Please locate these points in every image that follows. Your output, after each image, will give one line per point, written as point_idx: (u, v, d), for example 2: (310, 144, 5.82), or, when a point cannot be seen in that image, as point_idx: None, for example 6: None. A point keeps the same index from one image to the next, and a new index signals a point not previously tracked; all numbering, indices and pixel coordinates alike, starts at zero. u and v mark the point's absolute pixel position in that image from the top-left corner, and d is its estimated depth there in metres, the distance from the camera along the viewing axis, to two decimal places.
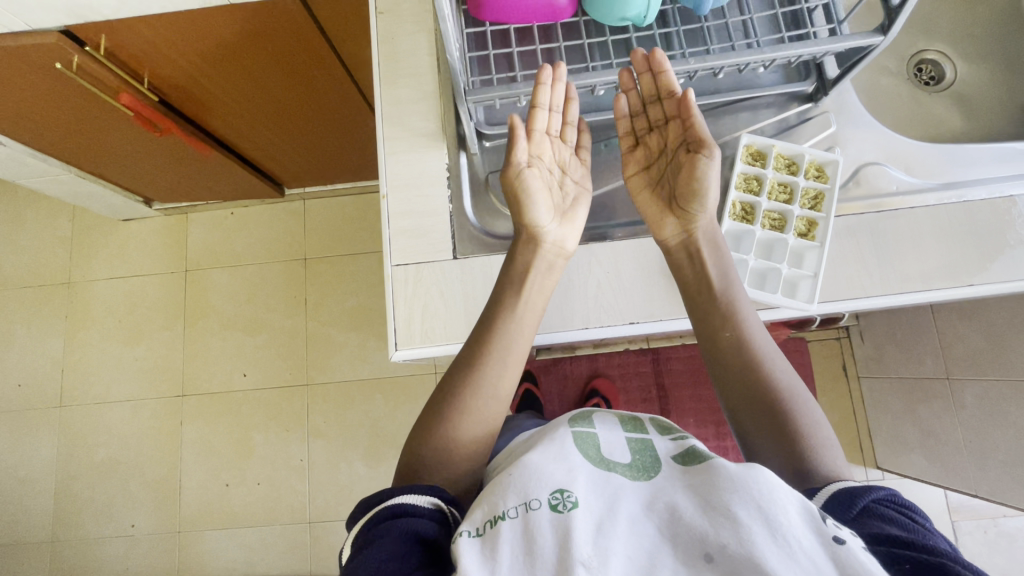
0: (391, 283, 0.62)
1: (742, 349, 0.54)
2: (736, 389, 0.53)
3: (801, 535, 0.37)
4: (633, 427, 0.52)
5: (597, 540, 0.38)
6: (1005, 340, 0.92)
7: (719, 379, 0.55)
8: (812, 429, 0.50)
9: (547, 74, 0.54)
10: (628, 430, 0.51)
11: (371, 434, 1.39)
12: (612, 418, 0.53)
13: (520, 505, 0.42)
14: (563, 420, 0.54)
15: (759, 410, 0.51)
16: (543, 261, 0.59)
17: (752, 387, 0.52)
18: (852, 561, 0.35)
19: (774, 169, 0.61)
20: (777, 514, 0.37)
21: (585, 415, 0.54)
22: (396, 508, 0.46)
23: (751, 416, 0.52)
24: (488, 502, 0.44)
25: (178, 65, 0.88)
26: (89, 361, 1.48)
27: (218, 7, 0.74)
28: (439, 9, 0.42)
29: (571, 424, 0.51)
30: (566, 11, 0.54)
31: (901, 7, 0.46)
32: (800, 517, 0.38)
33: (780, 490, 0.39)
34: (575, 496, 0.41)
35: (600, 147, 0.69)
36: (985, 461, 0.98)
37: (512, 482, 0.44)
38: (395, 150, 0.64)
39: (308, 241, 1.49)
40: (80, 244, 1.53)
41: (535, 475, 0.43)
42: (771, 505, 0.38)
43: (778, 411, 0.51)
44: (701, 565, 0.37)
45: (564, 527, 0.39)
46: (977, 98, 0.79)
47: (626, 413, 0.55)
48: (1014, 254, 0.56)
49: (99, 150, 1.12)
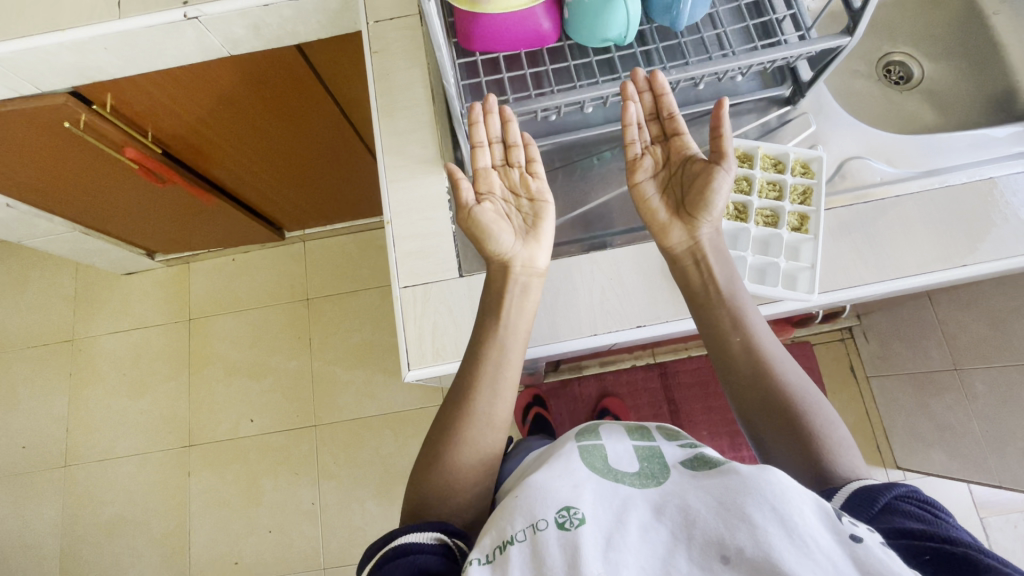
0: (399, 305, 0.59)
1: (752, 354, 0.54)
2: (750, 392, 0.53)
3: (819, 533, 0.37)
4: (640, 436, 0.53)
5: (606, 555, 0.38)
6: (1008, 323, 0.93)
7: (732, 388, 0.54)
8: (826, 429, 0.50)
9: (478, 109, 0.56)
10: (636, 439, 0.52)
11: (382, 471, 1.37)
12: (620, 429, 0.54)
13: (528, 527, 0.42)
14: (570, 434, 0.54)
15: (765, 409, 0.52)
16: (516, 284, 0.57)
17: (759, 386, 0.53)
18: (870, 559, 0.35)
19: (762, 169, 0.61)
20: (792, 515, 0.37)
21: (592, 428, 0.54)
22: (401, 548, 0.46)
23: (759, 415, 0.52)
24: (497, 527, 0.44)
25: (180, 116, 0.91)
26: (93, 418, 1.47)
27: (221, 58, 0.79)
28: (434, 38, 0.46)
29: (578, 438, 0.52)
30: (550, 36, 0.58)
31: (862, 9, 0.49)
32: (815, 518, 0.38)
33: (793, 490, 0.39)
34: (581, 512, 0.41)
35: (592, 162, 0.67)
36: (1004, 449, 0.97)
37: (519, 505, 0.44)
38: (394, 179, 0.63)
39: (309, 281, 1.51)
40: (83, 301, 1.54)
41: (541, 496, 0.43)
42: (785, 508, 0.38)
43: (786, 406, 0.51)
44: (718, 566, 0.37)
45: (573, 543, 0.39)
46: (946, 94, 0.81)
47: (633, 423, 0.56)
48: (1002, 233, 0.58)
49: (104, 206, 1.15)
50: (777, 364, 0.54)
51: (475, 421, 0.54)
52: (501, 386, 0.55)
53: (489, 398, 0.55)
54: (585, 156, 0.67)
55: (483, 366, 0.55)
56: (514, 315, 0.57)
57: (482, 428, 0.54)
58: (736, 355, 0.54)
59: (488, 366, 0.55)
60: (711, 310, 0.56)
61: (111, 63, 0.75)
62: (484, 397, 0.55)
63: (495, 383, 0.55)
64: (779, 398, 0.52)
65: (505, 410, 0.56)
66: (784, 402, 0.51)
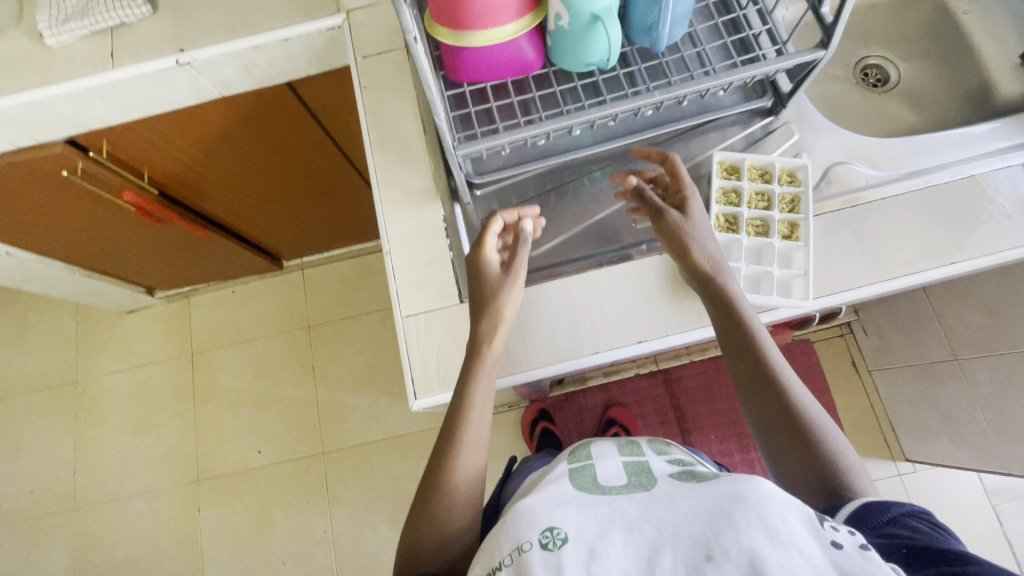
0: (403, 334, 0.60)
1: (768, 374, 0.54)
2: (766, 411, 0.53)
3: (803, 538, 0.38)
4: (630, 453, 0.58)
5: (591, 569, 0.39)
6: (1004, 311, 0.94)
7: (751, 405, 0.55)
8: (837, 456, 0.51)
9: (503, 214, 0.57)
10: (627, 456, 0.58)
11: (393, 494, 1.37)
12: (612, 448, 0.59)
13: (514, 550, 0.43)
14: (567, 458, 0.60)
15: (781, 431, 0.52)
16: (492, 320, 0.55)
17: (778, 409, 0.53)
18: (852, 563, 0.36)
19: (749, 180, 0.62)
20: (775, 521, 0.38)
21: (586, 450, 0.60)
22: None
23: (777, 437, 0.53)
24: (486, 555, 0.45)
25: (175, 157, 0.93)
26: (100, 458, 1.46)
27: (215, 99, 0.81)
28: (424, 81, 0.46)
29: (571, 461, 0.58)
30: (535, 63, 0.60)
31: (835, 22, 0.51)
32: (799, 524, 0.38)
33: (775, 497, 0.40)
34: (565, 531, 0.43)
35: (583, 182, 0.68)
36: (1010, 436, 0.98)
37: (507, 530, 0.46)
38: (391, 209, 0.64)
39: (310, 309, 1.51)
40: (85, 342, 1.54)
41: (528, 518, 0.45)
42: (768, 514, 0.39)
43: (801, 431, 0.52)
44: (703, 566, 0.38)
45: (556, 561, 0.40)
46: (924, 92, 0.82)
47: (625, 442, 0.62)
48: (988, 229, 0.59)
49: (103, 247, 1.16)
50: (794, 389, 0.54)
51: (462, 448, 0.55)
52: (482, 411, 0.56)
53: (473, 423, 0.55)
54: (575, 176, 0.68)
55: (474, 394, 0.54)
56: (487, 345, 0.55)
57: (465, 455, 0.55)
58: (751, 378, 0.54)
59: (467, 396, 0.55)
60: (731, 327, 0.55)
61: (107, 112, 0.77)
62: (474, 424, 0.55)
63: (475, 411, 0.55)
64: (796, 420, 0.52)
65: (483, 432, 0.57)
66: (799, 426, 0.52)
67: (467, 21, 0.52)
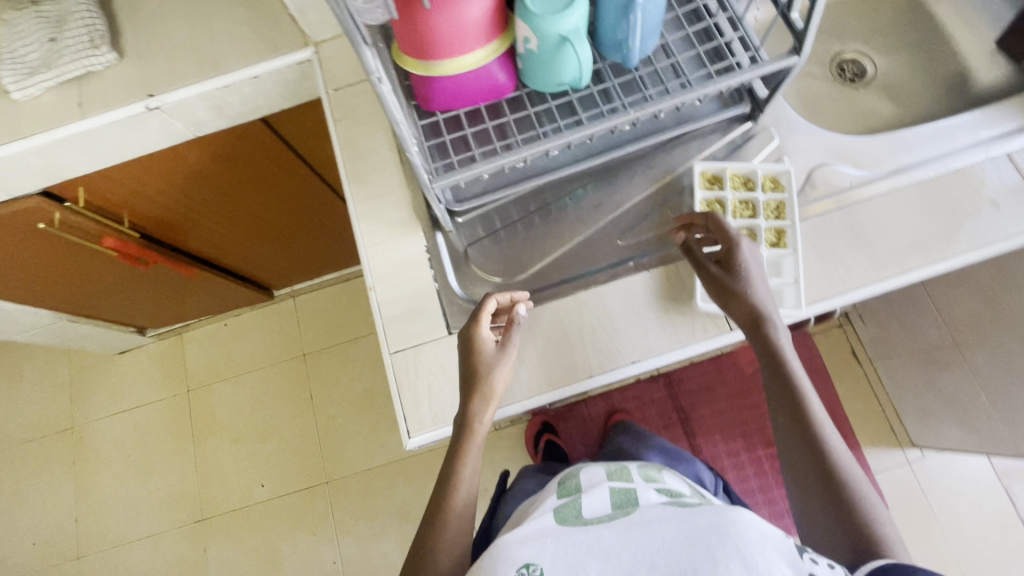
0: (391, 372, 0.58)
1: (807, 430, 0.55)
2: (808, 467, 0.55)
3: (777, 566, 0.42)
4: (618, 479, 0.61)
5: None
6: (1001, 294, 0.93)
7: (789, 462, 0.57)
8: (875, 521, 0.51)
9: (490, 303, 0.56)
10: (614, 482, 0.61)
11: (401, 519, 1.35)
12: (601, 476, 0.62)
13: None
14: (557, 490, 0.63)
15: (821, 491, 0.54)
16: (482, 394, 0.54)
17: (819, 470, 0.54)
18: None
19: (733, 190, 0.61)
20: (750, 555, 0.43)
21: (574, 481, 0.63)
22: None
23: (816, 497, 0.54)
24: None
25: (153, 199, 0.91)
26: (102, 505, 1.44)
27: (189, 140, 0.80)
28: (392, 117, 0.44)
29: (560, 494, 0.61)
30: (506, 86, 0.59)
31: (806, 28, 0.50)
32: (777, 555, 0.43)
33: (751, 530, 0.45)
34: (540, 567, 0.47)
35: (565, 203, 0.65)
36: (1016, 419, 0.97)
37: (484, 566, 0.49)
38: (373, 244, 0.63)
39: (304, 337, 1.50)
40: (79, 387, 1.52)
41: (504, 556, 0.49)
42: (745, 546, 0.43)
43: (840, 492, 0.53)
44: None
45: None
46: (901, 84, 0.81)
47: (615, 467, 0.65)
48: (976, 223, 0.58)
49: (89, 293, 1.14)
50: (837, 452, 0.55)
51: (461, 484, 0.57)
52: (475, 452, 0.57)
53: (468, 462, 0.57)
54: (558, 197, 0.66)
55: (472, 434, 0.55)
56: (478, 411, 0.54)
57: (464, 490, 0.58)
58: (794, 432, 0.56)
59: (461, 445, 0.56)
60: (778, 380, 0.57)
61: (80, 162, 0.75)
62: (470, 464, 0.57)
63: (469, 457, 0.56)
64: (838, 482, 0.53)
65: (477, 467, 0.58)
66: (839, 487, 0.53)
67: (433, 51, 0.52)
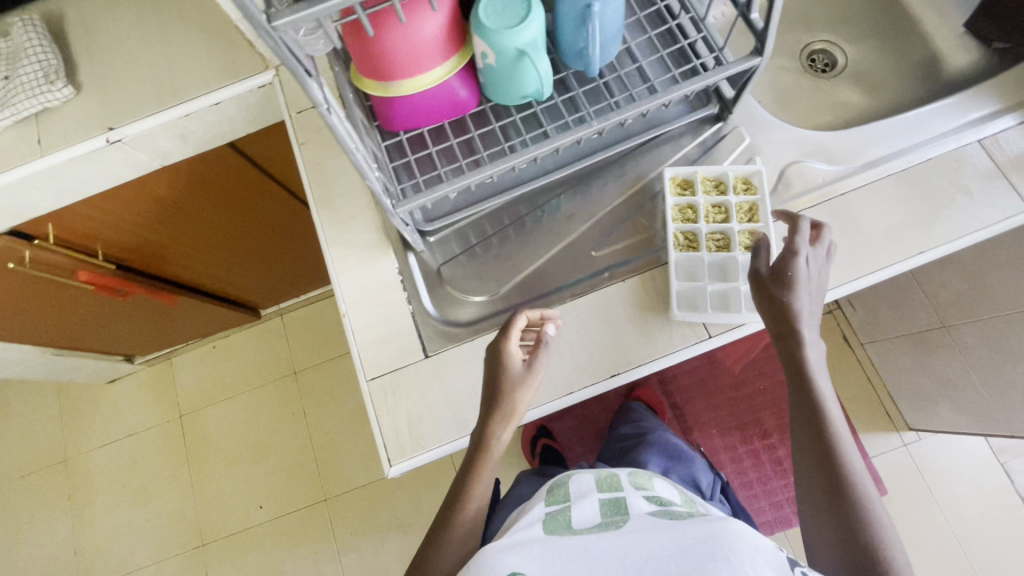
0: (370, 399, 0.58)
1: (821, 442, 0.55)
2: (819, 480, 0.55)
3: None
4: (608, 488, 0.60)
5: None
6: (986, 275, 0.93)
7: (802, 470, 0.57)
8: (881, 539, 0.52)
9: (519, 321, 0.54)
10: (604, 491, 0.59)
11: (402, 532, 1.34)
12: (590, 484, 0.61)
13: None
14: (545, 498, 0.61)
15: (829, 504, 0.54)
16: (504, 411, 0.53)
17: (831, 484, 0.54)
18: None
19: (704, 194, 0.61)
20: (741, 563, 0.44)
21: (563, 489, 0.61)
22: None
23: (824, 510, 0.54)
24: None
25: (126, 230, 0.90)
26: (100, 536, 1.43)
27: (156, 170, 0.78)
28: (346, 149, 0.43)
29: (548, 503, 0.59)
30: (469, 101, 0.58)
31: (766, 29, 0.49)
32: (767, 566, 0.45)
33: (741, 541, 0.46)
34: None
35: (538, 215, 0.64)
36: (1008, 399, 0.97)
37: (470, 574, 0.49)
38: (345, 269, 0.62)
39: (294, 355, 1.49)
40: (71, 419, 1.51)
41: (491, 562, 0.49)
42: (736, 557, 0.45)
43: (848, 508, 0.53)
44: None
45: None
46: (873, 71, 0.80)
47: (605, 474, 0.63)
48: (951, 213, 0.58)
49: (71, 326, 1.13)
50: (852, 466, 0.54)
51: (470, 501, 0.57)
52: (490, 466, 0.56)
53: (482, 476, 0.56)
54: (532, 209, 0.64)
55: (489, 448, 0.54)
56: (499, 429, 0.53)
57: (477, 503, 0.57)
58: (810, 443, 0.56)
59: (477, 459, 0.55)
60: (799, 390, 0.56)
61: (45, 199, 0.74)
62: (483, 478, 0.56)
63: (484, 471, 0.56)
64: (849, 496, 0.53)
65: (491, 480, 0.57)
66: (849, 502, 0.53)
67: (389, 73, 0.51)
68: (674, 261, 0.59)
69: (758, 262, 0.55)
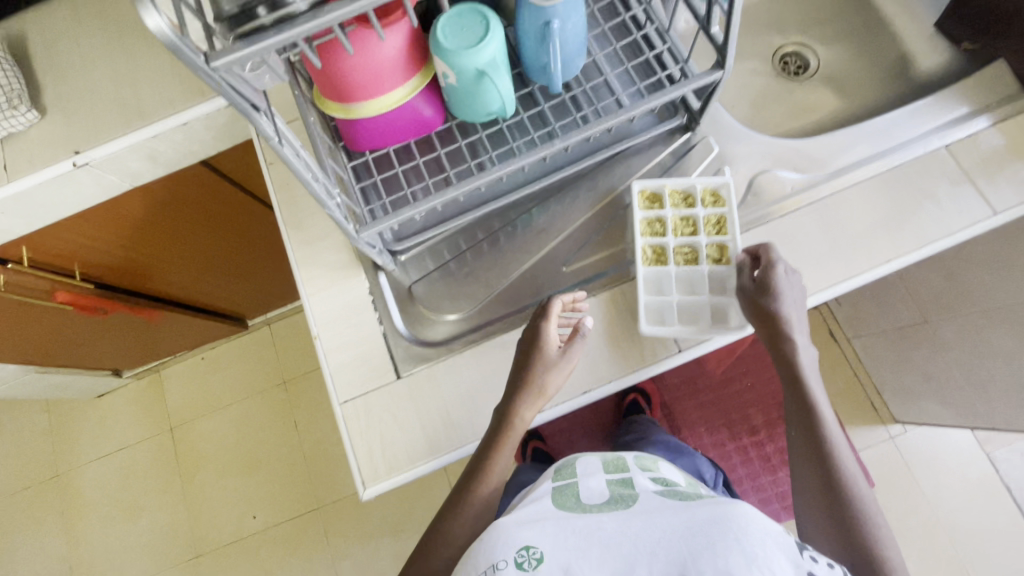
0: (343, 423, 0.58)
1: (818, 443, 0.56)
2: (815, 480, 0.56)
3: (776, 560, 0.43)
4: (615, 468, 0.59)
5: None
6: (965, 270, 0.93)
7: (798, 471, 0.58)
8: (876, 540, 0.53)
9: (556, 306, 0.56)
10: (611, 471, 0.58)
11: (395, 538, 1.35)
12: (597, 463, 0.59)
13: (489, 568, 0.47)
14: (550, 473, 0.61)
15: (826, 504, 0.55)
16: (533, 386, 0.54)
17: (828, 484, 0.55)
18: None
19: (673, 207, 0.60)
20: (751, 546, 0.44)
21: (570, 463, 0.61)
22: None
23: (821, 510, 0.56)
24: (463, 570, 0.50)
25: (102, 250, 0.90)
26: (95, 551, 1.43)
27: (127, 190, 0.78)
28: (303, 178, 0.43)
29: (555, 478, 0.58)
30: (434, 120, 0.58)
31: (726, 43, 0.48)
32: (777, 550, 0.44)
33: (752, 523, 0.45)
34: (540, 551, 0.47)
35: (509, 230, 0.64)
36: (989, 392, 0.97)
37: (482, 547, 0.49)
38: (316, 291, 0.62)
39: (283, 364, 1.49)
40: (61, 435, 1.51)
41: (503, 537, 0.49)
42: (747, 540, 0.44)
43: (844, 508, 0.54)
44: None
45: None
46: (844, 73, 0.80)
47: (612, 454, 0.62)
48: (918, 219, 0.58)
49: (55, 344, 1.12)
50: (847, 469, 0.56)
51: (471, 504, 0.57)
52: (508, 449, 0.55)
53: (498, 459, 0.55)
54: (504, 224, 0.64)
55: (511, 426, 0.54)
56: (527, 406, 0.54)
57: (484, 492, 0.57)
58: (807, 445, 0.57)
59: (498, 438, 0.55)
60: (796, 393, 0.58)
61: (15, 224, 0.73)
62: (499, 463, 0.56)
63: (503, 452, 0.55)
64: (846, 496, 0.55)
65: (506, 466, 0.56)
66: (847, 502, 0.54)
67: (351, 95, 0.50)
68: (642, 275, 0.59)
69: (740, 277, 0.55)
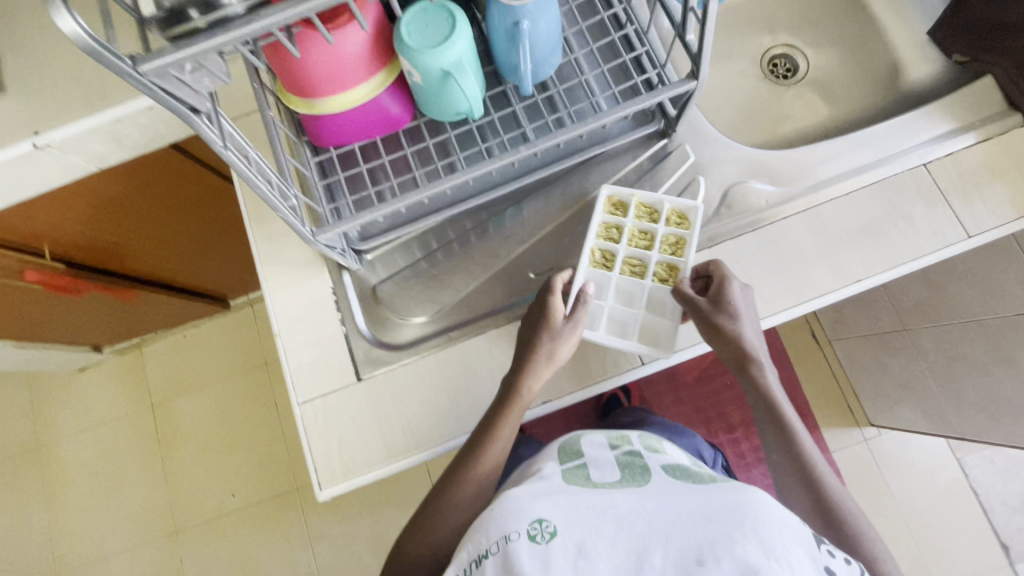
0: (302, 424, 0.57)
1: (801, 464, 0.56)
2: (803, 501, 0.56)
3: (796, 552, 0.41)
4: (624, 451, 0.60)
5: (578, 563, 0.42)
6: (947, 282, 0.93)
7: (787, 492, 0.57)
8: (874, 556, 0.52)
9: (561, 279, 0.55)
10: (620, 454, 0.60)
11: (371, 520, 1.37)
12: (605, 446, 0.61)
13: (500, 539, 0.45)
14: (557, 455, 0.62)
15: (819, 524, 0.54)
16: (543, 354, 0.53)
17: (818, 504, 0.55)
18: None
19: (635, 218, 0.59)
20: (771, 535, 0.41)
21: (576, 448, 0.62)
22: None
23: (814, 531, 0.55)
24: (471, 542, 0.48)
25: (72, 230, 0.88)
26: (75, 523, 1.45)
27: (92, 173, 0.76)
28: (250, 184, 0.41)
29: (563, 459, 0.59)
30: (402, 117, 0.56)
31: (700, 52, 0.46)
32: (797, 542, 0.42)
33: (771, 512, 0.43)
34: (553, 525, 0.45)
35: (480, 231, 0.63)
36: (960, 404, 0.97)
37: (492, 518, 0.47)
38: (278, 288, 0.61)
39: (264, 346, 1.48)
40: (42, 408, 1.51)
41: (515, 509, 0.47)
42: (766, 529, 0.42)
43: (838, 527, 0.53)
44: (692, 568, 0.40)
45: (542, 554, 0.43)
46: (834, 79, 0.78)
47: (618, 438, 0.63)
48: (890, 239, 0.57)
49: (29, 321, 1.11)
50: (833, 487, 0.55)
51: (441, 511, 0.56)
52: (512, 424, 0.54)
53: (501, 437, 0.55)
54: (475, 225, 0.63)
55: (519, 396, 0.54)
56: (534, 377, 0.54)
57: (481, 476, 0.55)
58: (789, 466, 0.57)
59: (502, 412, 0.54)
60: (774, 417, 0.57)
61: None
62: (501, 441, 0.55)
63: (506, 427, 0.54)
64: (837, 516, 0.54)
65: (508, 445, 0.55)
66: (840, 521, 0.54)
67: (312, 90, 0.48)
68: (585, 275, 0.58)
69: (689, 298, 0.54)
